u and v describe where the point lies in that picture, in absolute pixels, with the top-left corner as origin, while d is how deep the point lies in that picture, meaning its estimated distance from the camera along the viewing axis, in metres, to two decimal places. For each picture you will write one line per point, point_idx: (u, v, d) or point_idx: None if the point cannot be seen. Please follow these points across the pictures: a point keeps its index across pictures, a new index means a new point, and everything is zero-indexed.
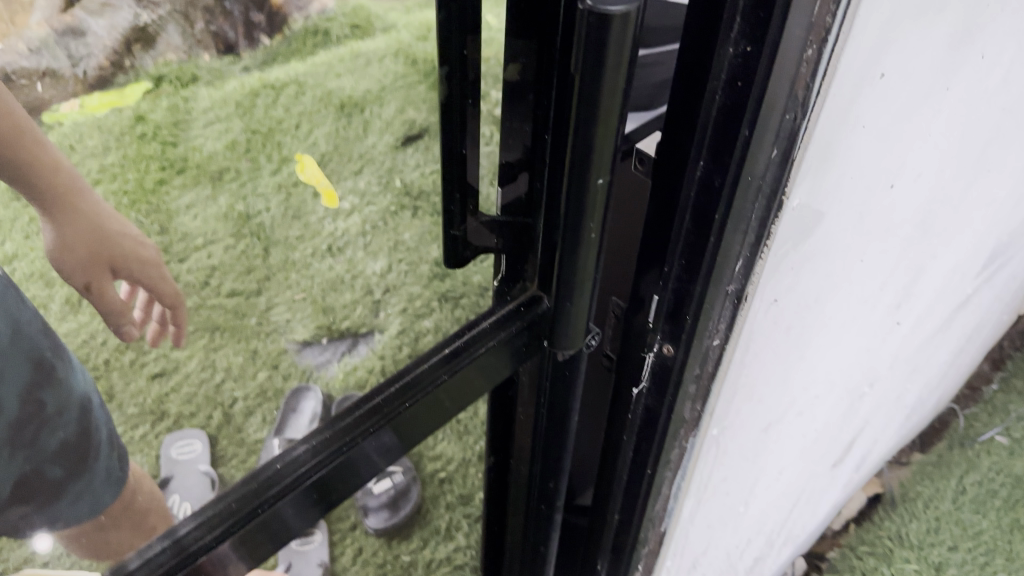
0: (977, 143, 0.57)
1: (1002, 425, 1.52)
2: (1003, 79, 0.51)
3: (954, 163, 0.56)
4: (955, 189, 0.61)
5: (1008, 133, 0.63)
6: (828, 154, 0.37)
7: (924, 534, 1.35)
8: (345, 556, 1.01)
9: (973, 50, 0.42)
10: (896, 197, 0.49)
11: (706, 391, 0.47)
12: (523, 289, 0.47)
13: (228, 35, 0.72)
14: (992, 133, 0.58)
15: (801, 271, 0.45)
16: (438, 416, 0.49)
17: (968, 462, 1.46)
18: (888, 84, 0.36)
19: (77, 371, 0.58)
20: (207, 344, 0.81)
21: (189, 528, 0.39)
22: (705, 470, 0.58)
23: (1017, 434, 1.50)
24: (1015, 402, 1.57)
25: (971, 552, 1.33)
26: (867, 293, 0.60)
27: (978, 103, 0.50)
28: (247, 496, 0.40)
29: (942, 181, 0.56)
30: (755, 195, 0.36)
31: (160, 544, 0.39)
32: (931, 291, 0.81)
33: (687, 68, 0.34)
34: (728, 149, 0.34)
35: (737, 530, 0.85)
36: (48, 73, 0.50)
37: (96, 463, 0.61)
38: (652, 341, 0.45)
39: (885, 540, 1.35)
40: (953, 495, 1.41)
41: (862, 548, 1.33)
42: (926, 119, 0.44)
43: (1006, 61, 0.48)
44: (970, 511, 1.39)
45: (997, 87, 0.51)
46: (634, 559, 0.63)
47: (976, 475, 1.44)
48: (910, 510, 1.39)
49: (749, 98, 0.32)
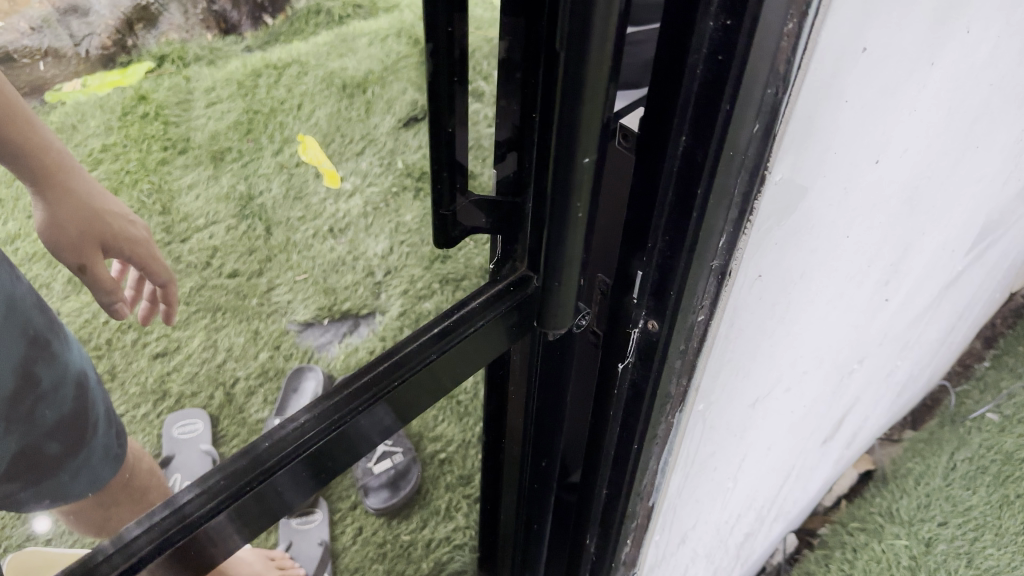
0: (966, 119, 0.57)
1: (992, 403, 1.53)
2: (989, 55, 0.50)
3: (942, 140, 0.56)
4: (943, 166, 0.61)
5: (997, 110, 0.63)
6: (812, 129, 0.37)
7: (915, 510, 1.36)
8: (345, 535, 1.03)
9: (960, 25, 0.42)
10: (882, 171, 0.49)
11: (691, 366, 0.49)
12: (512, 268, 0.47)
13: None
14: (981, 108, 0.58)
15: (787, 247, 0.45)
16: (428, 394, 0.49)
17: (959, 439, 1.47)
18: (870, 60, 0.36)
19: (73, 346, 0.56)
20: None
21: (190, 496, 0.40)
22: (692, 444, 0.58)
23: (1008, 411, 1.51)
24: (1006, 380, 1.58)
25: (961, 528, 1.33)
26: (854, 270, 0.60)
27: (966, 77, 0.49)
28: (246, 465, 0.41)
29: (929, 157, 0.56)
30: (739, 169, 0.36)
31: (161, 512, 0.39)
32: (920, 267, 0.81)
33: (668, 44, 0.34)
34: (710, 123, 0.34)
35: (726, 506, 0.85)
36: None
37: (93, 440, 0.58)
38: (637, 317, 0.45)
39: (876, 516, 1.35)
40: (943, 471, 1.41)
41: (853, 524, 1.34)
42: (912, 93, 0.44)
43: (992, 36, 0.48)
44: (960, 487, 1.39)
45: (984, 62, 0.51)
46: (622, 534, 0.63)
47: (967, 451, 1.44)
48: (901, 486, 1.40)
49: (730, 73, 0.32)
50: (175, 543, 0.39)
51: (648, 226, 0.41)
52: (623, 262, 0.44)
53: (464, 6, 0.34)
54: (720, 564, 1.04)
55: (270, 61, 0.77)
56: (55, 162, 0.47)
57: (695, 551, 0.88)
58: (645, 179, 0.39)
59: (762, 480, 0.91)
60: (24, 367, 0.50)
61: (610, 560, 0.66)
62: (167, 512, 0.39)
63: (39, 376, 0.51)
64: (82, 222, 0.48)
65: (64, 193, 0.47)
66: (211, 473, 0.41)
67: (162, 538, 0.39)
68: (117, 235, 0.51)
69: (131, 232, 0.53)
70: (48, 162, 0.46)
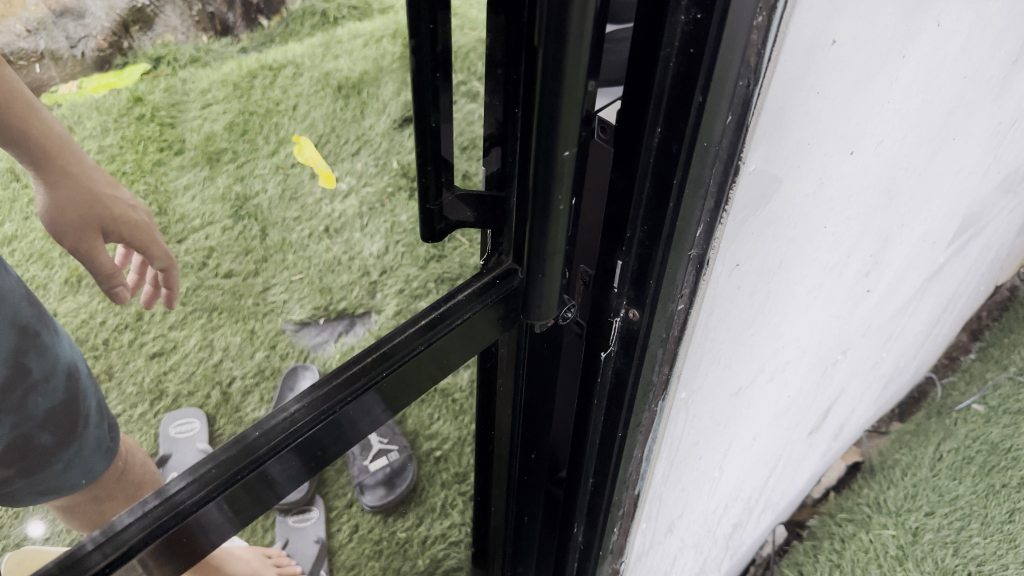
0: (941, 111, 0.64)
1: (978, 394, 1.71)
2: (961, 48, 0.57)
3: (916, 132, 0.63)
4: (918, 157, 0.67)
5: (971, 103, 0.70)
6: (783, 121, 0.41)
7: (902, 500, 1.51)
8: (342, 532, 1.05)
9: (927, 20, 0.48)
10: (858, 161, 0.56)
11: (672, 355, 0.52)
12: (498, 262, 0.48)
13: (228, 16, 0.58)
14: (956, 100, 0.65)
15: (762, 237, 0.50)
16: (419, 383, 0.50)
17: (946, 430, 1.63)
18: (839, 52, 0.41)
19: (64, 338, 0.56)
20: (204, 325, 0.82)
21: (179, 487, 0.40)
22: (675, 431, 0.62)
23: (993, 402, 1.69)
24: (991, 371, 1.77)
25: (948, 517, 1.48)
26: (832, 260, 0.67)
27: (938, 68, 0.56)
28: (240, 451, 0.42)
29: (905, 148, 0.63)
30: (714, 160, 0.40)
31: (149, 502, 0.40)
32: (901, 259, 0.86)
33: (641, 41, 0.36)
34: (683, 116, 0.37)
35: (712, 495, 0.87)
36: (47, 54, 0.48)
37: (85, 433, 0.59)
38: (618, 307, 0.48)
39: (864, 507, 1.50)
40: (931, 462, 1.57)
41: (841, 515, 1.48)
42: (885, 84, 0.50)
43: (962, 31, 0.55)
44: (947, 477, 1.55)
45: (956, 56, 0.57)
46: (609, 521, 0.66)
47: (953, 442, 1.61)
48: (888, 478, 1.55)
49: (702, 64, 0.35)
50: (165, 532, 0.40)
51: (625, 220, 0.44)
52: (604, 255, 0.47)
53: (447, 4, 0.35)
54: (709, 555, 1.06)
55: (265, 59, 0.71)
56: (52, 139, 0.45)
57: (683, 541, 0.89)
58: (622, 173, 0.42)
59: (748, 470, 0.93)
60: (15, 357, 0.51)
61: (599, 548, 0.69)
62: (159, 500, 0.40)
63: (30, 369, 0.52)
64: (81, 207, 0.47)
65: (64, 175, 0.47)
66: (203, 462, 0.42)
67: (154, 526, 0.39)
68: (119, 219, 0.50)
69: (134, 217, 0.51)
70: (47, 143, 0.45)
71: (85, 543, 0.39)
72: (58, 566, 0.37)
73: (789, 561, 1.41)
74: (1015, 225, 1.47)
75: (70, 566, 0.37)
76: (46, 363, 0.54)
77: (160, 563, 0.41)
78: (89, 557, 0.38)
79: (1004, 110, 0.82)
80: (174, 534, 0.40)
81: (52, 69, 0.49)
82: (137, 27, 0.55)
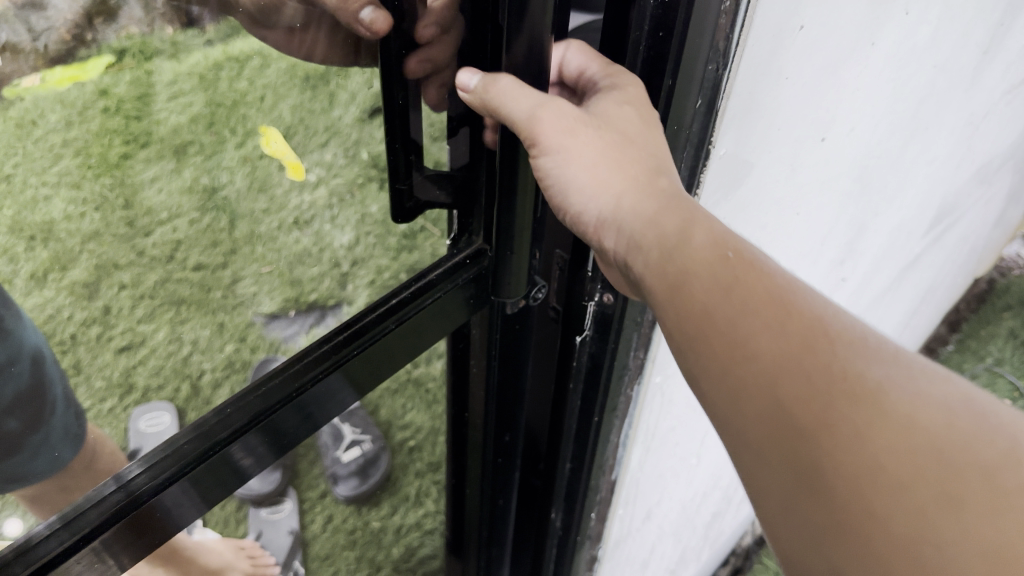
0: (913, 99, 0.66)
1: None
2: (930, 36, 0.58)
3: (888, 121, 0.64)
4: (891, 146, 0.69)
5: (942, 93, 0.71)
6: (752, 106, 0.45)
7: None
8: (314, 524, 0.99)
9: (895, 7, 0.50)
10: (829, 149, 0.57)
11: (647, 338, 0.56)
12: (468, 242, 0.52)
13: None
14: (926, 89, 0.67)
15: (735, 220, 0.54)
16: (391, 364, 0.51)
17: None
18: (808, 37, 0.44)
19: (29, 324, 0.46)
20: (173, 320, 0.57)
21: (138, 472, 0.40)
22: (652, 417, 0.67)
23: None
24: (968, 362, 1.83)
25: None
26: (808, 246, 0.68)
27: (909, 56, 0.58)
28: (198, 439, 0.42)
29: (877, 138, 0.65)
30: (685, 142, 0.46)
31: (108, 487, 0.40)
32: (876, 247, 0.87)
33: (613, 24, 0.42)
34: (654, 97, 0.44)
35: (691, 483, 0.89)
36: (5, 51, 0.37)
37: (51, 420, 0.50)
38: (593, 290, 0.52)
39: None
40: None
41: None
42: (854, 72, 0.51)
43: (932, 19, 0.56)
44: None
45: (926, 44, 0.59)
46: (586, 507, 0.69)
47: None
48: None
49: (670, 47, 0.41)
50: (122, 517, 0.39)
51: None
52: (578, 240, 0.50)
53: None
54: (688, 543, 1.07)
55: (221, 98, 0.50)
56: None
57: (661, 528, 0.90)
58: None
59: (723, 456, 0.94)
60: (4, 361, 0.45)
61: (576, 533, 0.72)
62: (116, 487, 0.39)
63: None
64: None
65: None
66: (162, 447, 0.41)
67: (114, 511, 0.39)
68: None
69: None
70: None
71: (39, 530, 0.38)
72: (11, 552, 0.36)
73: (768, 551, 1.46)
74: (990, 218, 1.50)
75: (22, 552, 0.36)
76: (5, 352, 0.45)
77: (122, 550, 0.40)
78: (46, 542, 0.37)
79: (976, 101, 0.84)
80: (136, 518, 0.40)
81: (11, 65, 0.38)
82: (100, 19, 0.39)
